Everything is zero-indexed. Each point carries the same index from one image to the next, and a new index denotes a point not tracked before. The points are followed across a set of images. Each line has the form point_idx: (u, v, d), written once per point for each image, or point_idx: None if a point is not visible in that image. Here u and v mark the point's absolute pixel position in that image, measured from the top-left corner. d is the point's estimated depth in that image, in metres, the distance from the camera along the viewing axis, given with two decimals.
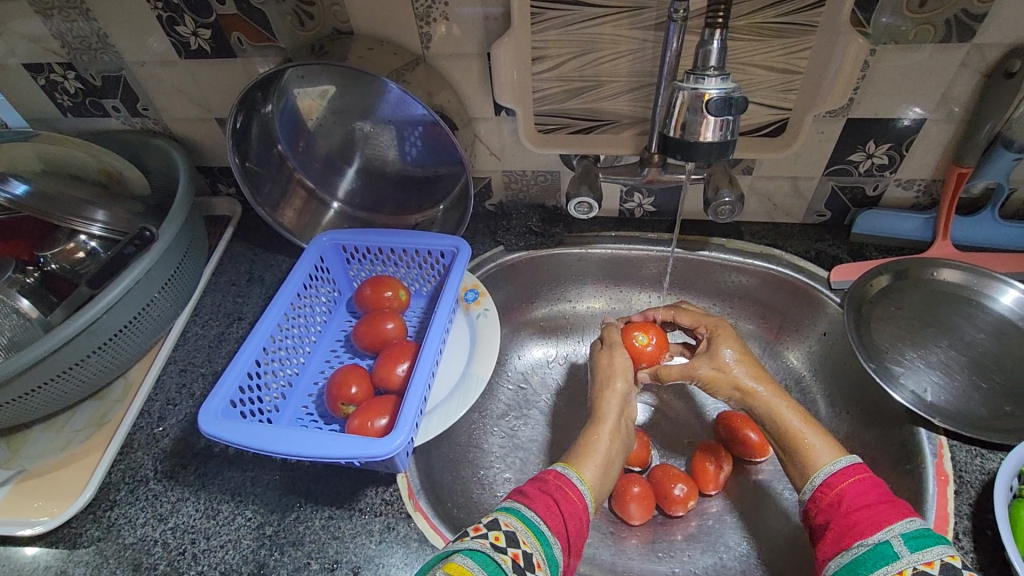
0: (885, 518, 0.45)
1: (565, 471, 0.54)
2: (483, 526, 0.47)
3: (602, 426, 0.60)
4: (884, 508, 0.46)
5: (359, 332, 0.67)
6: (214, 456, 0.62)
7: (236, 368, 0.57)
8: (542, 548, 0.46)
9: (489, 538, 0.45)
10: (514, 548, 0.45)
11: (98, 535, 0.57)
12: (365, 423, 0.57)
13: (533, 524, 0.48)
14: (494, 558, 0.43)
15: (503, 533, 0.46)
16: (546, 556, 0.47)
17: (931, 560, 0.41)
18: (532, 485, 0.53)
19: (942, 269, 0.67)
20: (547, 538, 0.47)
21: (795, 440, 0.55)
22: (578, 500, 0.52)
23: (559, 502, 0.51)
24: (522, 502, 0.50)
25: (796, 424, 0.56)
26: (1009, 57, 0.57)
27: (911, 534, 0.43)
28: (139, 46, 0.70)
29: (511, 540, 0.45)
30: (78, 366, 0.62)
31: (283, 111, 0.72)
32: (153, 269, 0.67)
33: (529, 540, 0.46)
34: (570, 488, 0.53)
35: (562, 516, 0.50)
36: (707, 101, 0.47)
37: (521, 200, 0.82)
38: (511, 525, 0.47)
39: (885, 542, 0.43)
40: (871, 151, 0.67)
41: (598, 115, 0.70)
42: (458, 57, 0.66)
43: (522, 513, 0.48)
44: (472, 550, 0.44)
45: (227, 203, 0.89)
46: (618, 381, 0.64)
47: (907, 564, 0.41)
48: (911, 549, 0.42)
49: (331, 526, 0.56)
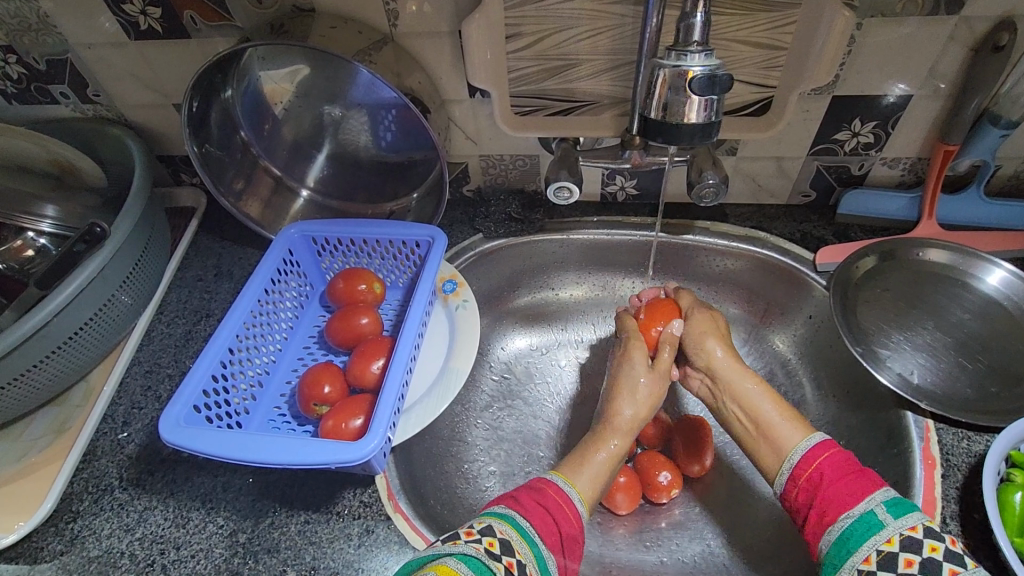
0: (865, 489, 0.45)
1: (561, 483, 0.53)
2: (477, 531, 0.45)
3: (607, 446, 0.58)
4: (858, 479, 0.46)
5: (332, 328, 0.65)
6: (183, 461, 0.59)
7: (200, 370, 0.54)
8: (535, 559, 0.45)
9: (483, 543, 0.44)
10: (509, 557, 0.44)
11: (61, 549, 0.54)
12: (339, 424, 0.54)
13: (528, 533, 0.46)
14: (490, 567, 0.42)
15: (497, 539, 0.45)
16: (538, 566, 0.45)
17: (914, 523, 0.42)
18: (526, 491, 0.51)
19: (929, 249, 0.66)
20: (541, 551, 0.46)
21: (766, 426, 0.55)
22: (573, 514, 0.51)
23: (554, 513, 0.49)
24: (516, 507, 0.48)
25: (769, 408, 0.55)
26: (998, 30, 0.55)
27: (892, 501, 0.44)
28: (84, 27, 0.66)
29: (505, 547, 0.44)
30: (33, 370, 0.59)
31: (244, 95, 0.68)
32: (109, 266, 0.63)
33: (523, 550, 0.45)
34: (565, 501, 0.51)
35: (558, 527, 0.48)
36: (690, 79, 0.44)
37: (500, 185, 0.79)
38: (505, 532, 0.45)
39: (869, 511, 0.44)
40: (857, 129, 0.66)
41: (577, 96, 0.67)
42: (429, 35, 0.63)
43: (517, 520, 0.47)
44: (466, 555, 0.42)
45: (191, 194, 0.85)
46: (643, 387, 0.61)
47: (894, 531, 0.42)
48: (895, 515, 0.43)
49: (308, 531, 0.53)
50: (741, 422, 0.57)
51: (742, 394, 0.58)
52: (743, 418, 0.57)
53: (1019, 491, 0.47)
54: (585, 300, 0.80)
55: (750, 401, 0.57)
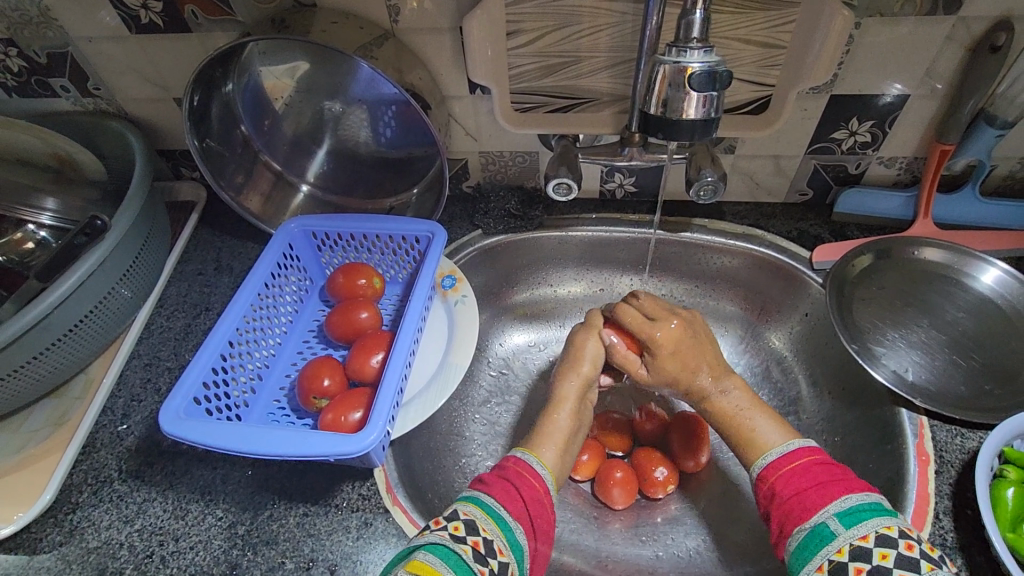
0: (819, 500, 0.45)
1: (525, 458, 0.53)
2: (443, 518, 0.46)
3: (563, 406, 0.59)
4: (817, 490, 0.46)
5: (332, 323, 0.65)
6: (182, 454, 0.59)
7: (200, 363, 0.54)
8: (503, 534, 0.45)
9: (448, 529, 0.44)
10: (474, 536, 0.44)
11: (60, 540, 0.54)
12: (338, 418, 0.54)
13: (493, 510, 0.47)
14: (457, 551, 0.42)
15: (462, 522, 0.45)
16: (506, 540, 0.45)
17: (866, 534, 0.42)
18: (491, 473, 0.52)
19: (924, 248, 0.67)
20: (508, 523, 0.46)
21: (744, 434, 0.55)
22: (538, 484, 0.51)
23: (519, 487, 0.50)
24: (481, 490, 0.49)
25: (749, 420, 0.55)
26: (995, 31, 0.55)
27: (845, 512, 0.43)
28: (85, 20, 0.66)
29: (470, 528, 0.45)
30: (33, 362, 0.59)
31: (245, 90, 0.68)
32: (109, 258, 0.63)
33: (489, 527, 0.45)
34: (529, 473, 0.52)
35: (524, 502, 0.49)
36: (690, 75, 0.45)
37: (499, 182, 0.79)
38: (470, 514, 0.46)
39: (822, 524, 0.44)
40: (854, 129, 0.66)
41: (577, 93, 0.67)
42: (430, 31, 0.63)
43: (481, 501, 0.47)
44: (433, 544, 0.43)
45: (191, 188, 0.85)
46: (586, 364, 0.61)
47: (845, 541, 0.42)
48: (847, 526, 0.43)
49: (306, 523, 0.54)
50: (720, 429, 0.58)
51: (721, 408, 0.58)
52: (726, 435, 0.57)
53: (1011, 486, 0.47)
54: (583, 296, 0.81)
55: (728, 412, 0.57)
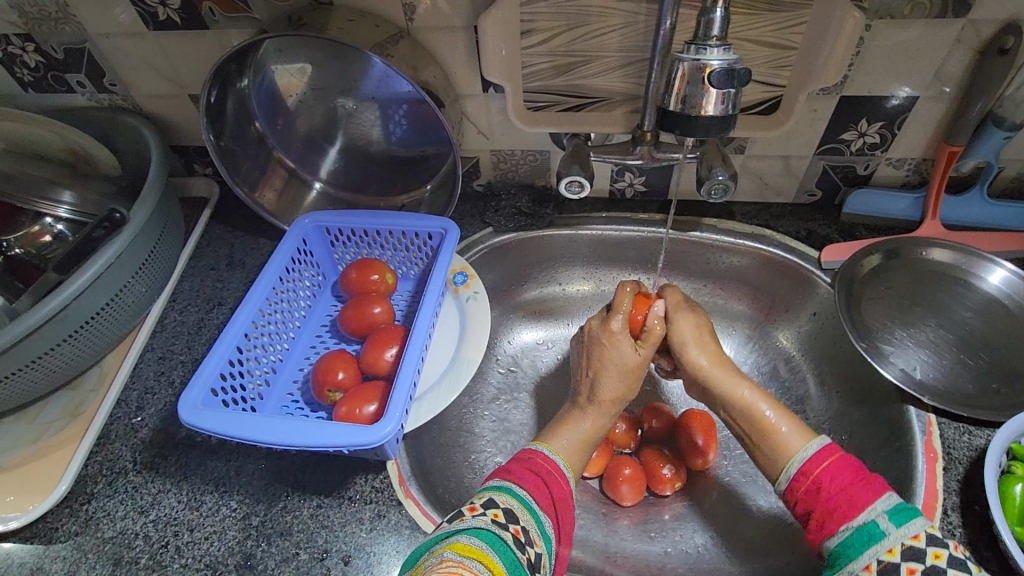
0: (864, 498, 0.45)
1: (544, 450, 0.54)
2: (479, 506, 0.46)
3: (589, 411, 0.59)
4: (859, 488, 0.46)
5: (345, 317, 0.65)
6: (196, 446, 0.60)
7: (217, 355, 0.55)
8: (536, 524, 0.46)
9: (489, 516, 0.45)
10: (515, 524, 0.45)
11: (76, 530, 0.54)
12: (353, 410, 0.55)
13: (527, 503, 0.47)
14: (500, 535, 0.43)
15: (501, 509, 0.45)
16: (540, 531, 0.46)
17: (916, 533, 0.42)
18: (516, 463, 0.52)
19: (932, 248, 0.67)
20: (540, 516, 0.47)
21: (766, 433, 0.54)
22: (563, 481, 0.52)
23: (548, 482, 0.51)
24: (510, 481, 0.49)
25: (767, 415, 0.54)
26: (1004, 34, 0.56)
27: (893, 510, 0.44)
28: (103, 17, 0.67)
29: (510, 516, 0.45)
30: (50, 354, 0.60)
31: (260, 87, 0.69)
32: (125, 253, 0.64)
33: (526, 517, 0.46)
34: (553, 468, 0.53)
35: (551, 495, 0.50)
36: (709, 73, 0.45)
37: (510, 180, 0.80)
38: (507, 502, 0.46)
39: (870, 522, 0.44)
40: (863, 129, 0.67)
41: (589, 92, 0.68)
42: (444, 30, 0.64)
43: (516, 492, 0.48)
44: (477, 529, 0.43)
45: (203, 184, 0.85)
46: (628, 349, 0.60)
47: (896, 541, 0.42)
48: (897, 524, 0.43)
49: (320, 515, 0.54)
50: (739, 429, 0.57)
51: (739, 402, 0.56)
52: (743, 430, 0.56)
53: (1020, 482, 0.48)
54: (592, 294, 0.81)
55: (746, 409, 0.56)
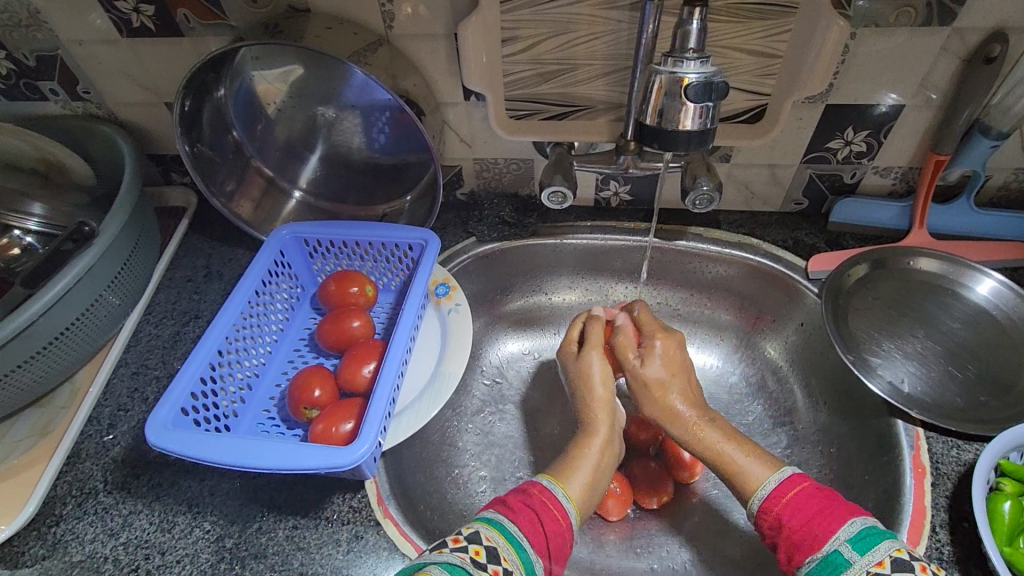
0: (827, 528, 0.44)
1: (551, 486, 0.52)
2: (463, 539, 0.44)
3: (594, 439, 0.58)
4: (818, 519, 0.45)
5: (323, 331, 0.64)
6: (170, 465, 0.58)
7: (188, 373, 0.53)
8: (523, 565, 0.45)
9: (469, 552, 0.43)
10: (495, 565, 0.43)
11: (42, 554, 0.53)
12: (329, 428, 0.54)
13: (516, 541, 0.45)
14: (475, 575, 0.41)
15: (484, 546, 0.44)
16: (525, 572, 0.45)
17: (881, 558, 0.41)
18: (514, 496, 0.50)
19: (919, 258, 0.67)
20: (528, 555, 0.46)
21: (730, 473, 0.53)
22: (561, 517, 0.50)
23: (543, 518, 0.49)
24: (505, 515, 0.48)
25: (731, 453, 0.54)
26: (990, 42, 0.56)
27: (856, 538, 0.43)
28: (75, 24, 0.65)
29: (492, 556, 0.44)
30: (17, 371, 0.58)
31: (237, 95, 0.67)
32: (97, 266, 0.62)
33: (511, 557, 0.44)
34: (555, 505, 0.50)
35: (545, 533, 0.48)
36: (686, 86, 0.44)
37: (493, 189, 0.79)
38: (492, 539, 0.45)
39: (834, 551, 0.43)
40: (849, 138, 0.66)
41: (572, 100, 0.67)
42: (424, 37, 0.63)
43: (504, 527, 0.46)
44: (451, 564, 0.41)
45: (181, 193, 0.84)
46: (597, 386, 0.61)
47: (861, 570, 0.41)
48: (860, 552, 0.42)
49: (296, 536, 0.53)
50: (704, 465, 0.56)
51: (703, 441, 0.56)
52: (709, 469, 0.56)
53: (1008, 500, 0.47)
54: (578, 304, 0.80)
55: (710, 446, 0.55)
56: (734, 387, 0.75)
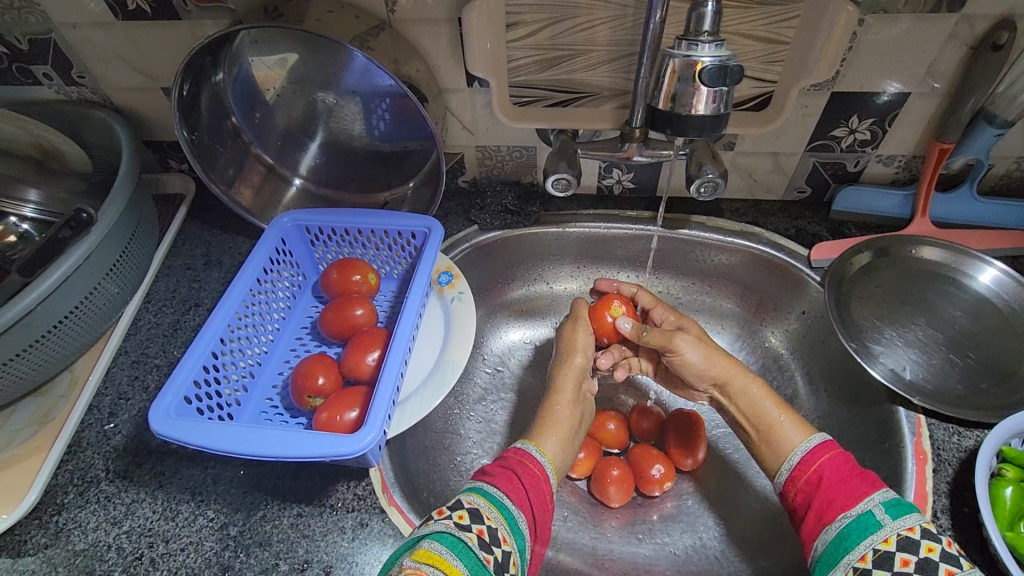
0: (863, 488, 0.45)
1: (525, 447, 0.54)
2: (446, 509, 0.45)
3: (561, 397, 0.61)
4: (858, 480, 0.46)
5: (326, 319, 0.64)
6: (172, 453, 0.58)
7: (191, 361, 0.53)
8: (506, 522, 0.45)
9: (454, 518, 0.44)
10: (479, 524, 0.43)
11: (45, 543, 0.52)
12: (334, 417, 0.53)
13: (496, 497, 0.46)
14: (461, 536, 0.42)
15: (467, 510, 0.44)
16: (510, 527, 0.45)
17: (912, 525, 0.42)
18: (492, 463, 0.52)
19: (922, 247, 0.67)
20: (512, 511, 0.46)
21: (769, 429, 0.55)
22: (539, 473, 0.52)
23: (520, 475, 0.50)
24: (484, 479, 0.49)
25: (770, 410, 0.55)
26: (997, 29, 0.55)
27: (890, 502, 0.43)
28: (69, 6, 0.63)
29: (475, 516, 0.44)
30: (16, 359, 0.57)
31: (235, 80, 0.66)
32: (95, 253, 0.61)
33: (494, 516, 0.45)
34: (531, 462, 0.52)
35: (525, 488, 0.49)
36: (700, 70, 0.44)
37: (495, 176, 0.78)
38: (474, 502, 0.45)
39: (867, 512, 0.43)
40: (854, 126, 0.66)
41: (576, 87, 0.66)
42: (427, 22, 0.62)
43: (484, 488, 0.47)
44: (439, 532, 0.42)
45: (179, 180, 0.83)
46: (579, 357, 0.64)
47: (892, 531, 0.42)
48: (893, 516, 0.42)
49: (301, 524, 0.53)
50: (744, 426, 0.58)
51: (747, 398, 0.58)
52: (750, 426, 0.57)
53: (1010, 486, 0.47)
54: (580, 293, 0.80)
55: (751, 403, 0.57)
56: None
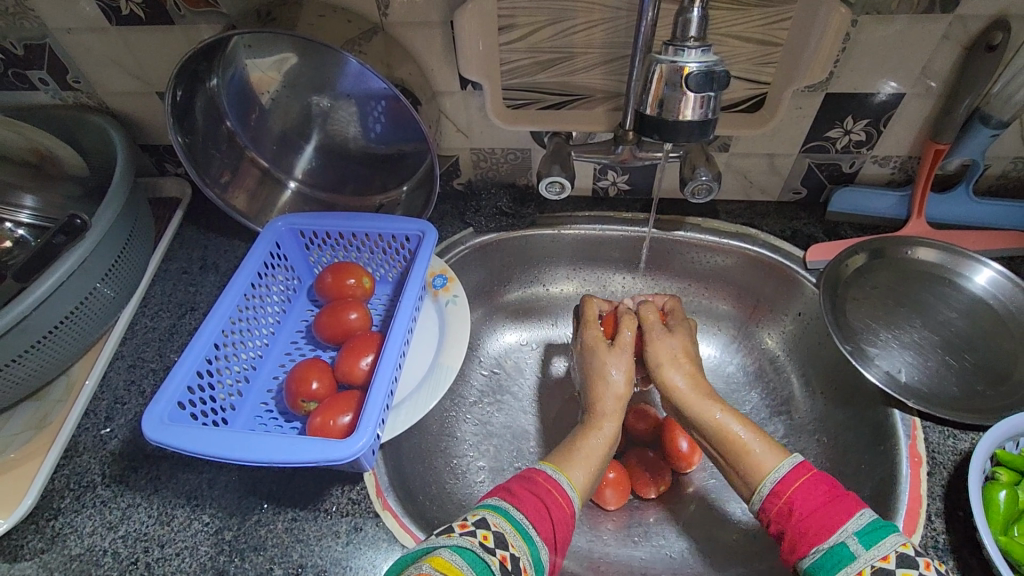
0: (836, 518, 0.44)
1: (555, 475, 0.52)
2: (470, 524, 0.45)
3: (600, 432, 0.58)
4: (830, 508, 0.45)
5: (321, 324, 0.64)
6: (167, 457, 0.58)
7: (185, 366, 0.53)
8: (529, 551, 0.45)
9: (478, 537, 0.44)
10: (502, 551, 0.43)
11: (41, 547, 0.52)
12: (327, 421, 0.54)
13: (522, 528, 0.46)
14: (485, 559, 0.42)
15: (492, 532, 0.44)
16: (532, 561, 0.45)
17: (886, 554, 0.41)
18: (519, 484, 0.50)
19: (918, 248, 0.67)
20: (535, 543, 0.45)
21: (739, 455, 0.54)
22: (565, 504, 0.50)
23: (549, 506, 0.49)
24: (509, 502, 0.48)
25: (738, 434, 0.54)
26: (992, 30, 0.55)
27: (863, 531, 0.43)
28: (62, 12, 0.64)
29: (500, 541, 0.44)
30: (12, 364, 0.57)
31: (229, 84, 0.66)
32: (90, 259, 0.61)
33: (518, 543, 0.44)
34: (560, 494, 0.50)
35: (551, 520, 0.48)
36: (686, 75, 0.44)
37: (491, 179, 0.78)
38: (499, 526, 0.45)
39: (840, 543, 0.43)
40: (849, 127, 0.66)
41: (569, 89, 0.66)
42: (419, 25, 0.62)
43: (510, 514, 0.46)
44: (461, 547, 0.42)
45: (175, 184, 0.83)
46: (619, 385, 0.61)
47: (866, 563, 0.41)
48: (867, 546, 0.42)
49: (295, 528, 0.53)
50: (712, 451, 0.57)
51: (711, 423, 0.56)
52: (718, 452, 0.56)
53: (1004, 489, 0.47)
54: (576, 295, 0.80)
55: (715, 427, 0.56)
56: (731, 377, 0.75)
